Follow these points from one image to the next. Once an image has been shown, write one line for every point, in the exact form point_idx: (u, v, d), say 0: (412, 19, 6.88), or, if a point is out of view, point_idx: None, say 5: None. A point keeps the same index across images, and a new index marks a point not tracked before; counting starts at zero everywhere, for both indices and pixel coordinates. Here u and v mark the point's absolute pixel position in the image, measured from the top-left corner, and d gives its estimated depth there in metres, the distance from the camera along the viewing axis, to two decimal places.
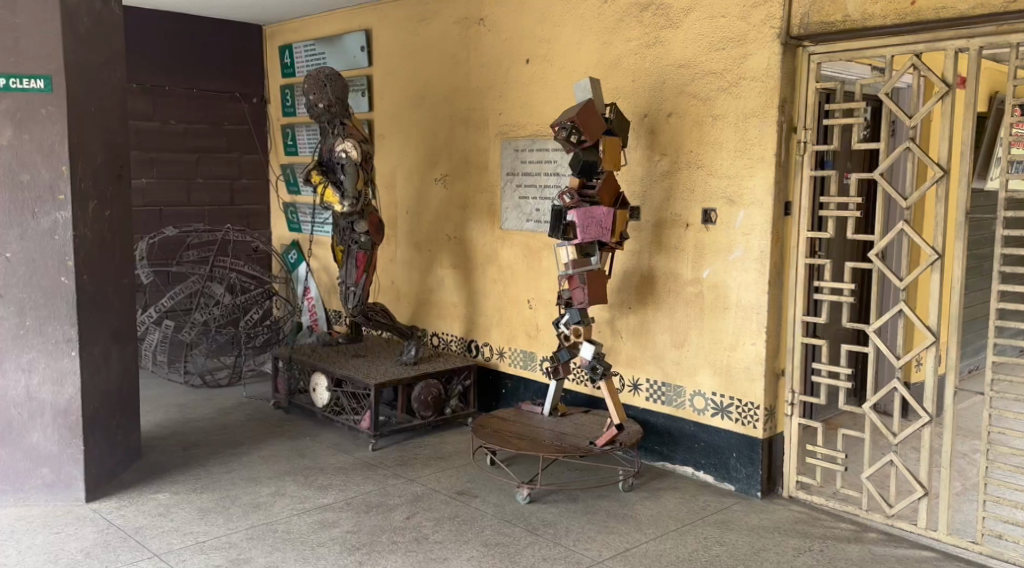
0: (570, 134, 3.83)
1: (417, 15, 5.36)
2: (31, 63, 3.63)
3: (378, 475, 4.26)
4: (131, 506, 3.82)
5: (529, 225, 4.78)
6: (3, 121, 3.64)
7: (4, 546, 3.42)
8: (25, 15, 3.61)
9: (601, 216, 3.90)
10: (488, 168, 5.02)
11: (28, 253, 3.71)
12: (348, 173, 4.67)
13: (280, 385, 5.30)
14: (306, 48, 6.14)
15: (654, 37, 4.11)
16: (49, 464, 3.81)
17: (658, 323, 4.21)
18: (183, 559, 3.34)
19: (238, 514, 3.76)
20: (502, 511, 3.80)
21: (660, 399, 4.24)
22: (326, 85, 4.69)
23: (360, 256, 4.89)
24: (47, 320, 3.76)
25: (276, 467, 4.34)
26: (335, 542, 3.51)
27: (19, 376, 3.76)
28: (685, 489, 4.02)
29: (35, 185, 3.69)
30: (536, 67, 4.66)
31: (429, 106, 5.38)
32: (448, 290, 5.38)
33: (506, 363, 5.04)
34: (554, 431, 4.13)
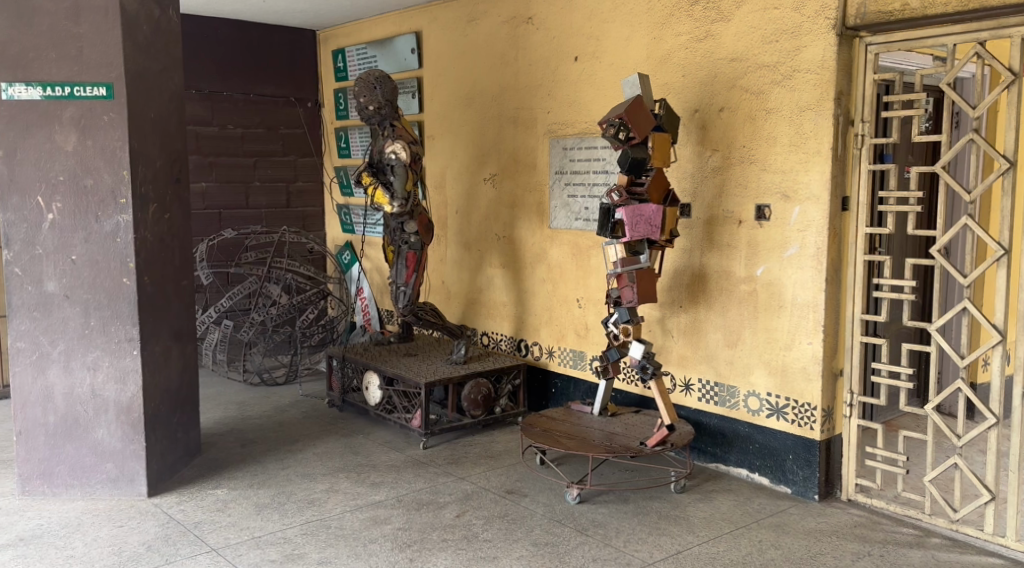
0: (617, 131, 3.80)
1: (466, 16, 5.37)
2: (94, 71, 3.72)
3: (429, 473, 4.27)
4: (190, 501, 3.90)
5: (578, 224, 4.75)
6: (68, 127, 3.75)
7: (71, 539, 3.51)
8: (88, 26, 3.70)
9: (650, 215, 3.86)
10: (537, 166, 5.00)
11: (92, 255, 3.81)
12: (398, 173, 4.70)
13: (333, 384, 5.35)
14: (359, 52, 6.21)
15: (706, 31, 4.04)
16: (112, 459, 3.90)
17: (710, 322, 4.14)
18: (240, 554, 3.39)
19: (293, 510, 3.81)
20: (553, 511, 3.77)
21: (712, 399, 4.16)
22: (376, 87, 4.72)
23: (411, 256, 4.92)
24: (111, 320, 3.85)
25: (328, 465, 4.38)
26: (387, 539, 3.52)
27: (84, 374, 3.86)
28: (740, 492, 3.94)
29: (99, 190, 3.78)
30: (585, 65, 4.63)
31: (478, 105, 5.38)
32: (497, 289, 5.38)
33: (556, 362, 5.01)
34: (604, 431, 4.08)
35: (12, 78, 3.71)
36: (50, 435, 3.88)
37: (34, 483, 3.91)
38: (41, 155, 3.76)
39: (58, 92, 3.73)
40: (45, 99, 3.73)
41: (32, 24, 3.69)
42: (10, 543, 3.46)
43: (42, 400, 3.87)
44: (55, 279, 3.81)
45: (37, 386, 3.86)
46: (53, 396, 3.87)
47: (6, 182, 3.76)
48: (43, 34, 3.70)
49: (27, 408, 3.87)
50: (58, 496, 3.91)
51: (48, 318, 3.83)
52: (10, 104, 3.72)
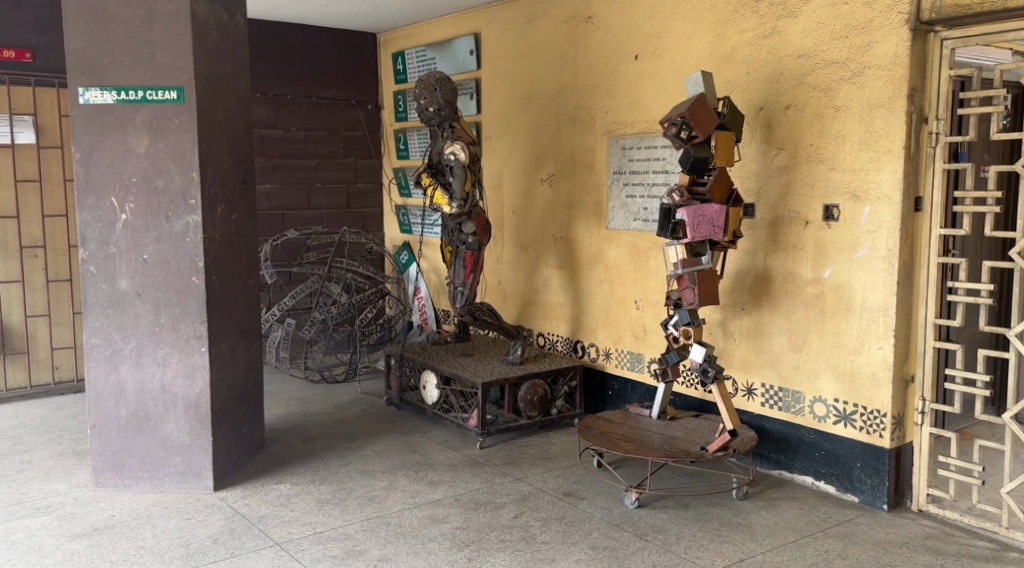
0: (679, 130, 3.73)
1: (525, 16, 5.35)
2: (165, 75, 3.81)
3: (486, 473, 4.27)
4: (254, 495, 3.96)
5: (637, 225, 4.69)
6: (141, 130, 3.85)
7: (141, 530, 3.60)
8: (160, 31, 3.79)
9: (712, 215, 3.80)
10: (595, 166, 4.96)
11: (163, 255, 3.90)
12: (457, 174, 4.71)
13: (392, 382, 5.39)
14: (418, 54, 6.25)
15: (772, 27, 3.95)
16: (181, 453, 3.99)
17: (775, 325, 4.04)
18: (302, 549, 3.43)
19: (353, 506, 3.84)
20: (611, 514, 3.73)
21: (776, 405, 4.06)
22: (436, 89, 4.75)
23: (468, 256, 4.94)
24: (180, 318, 3.93)
25: (387, 462, 4.41)
26: (445, 538, 3.53)
27: (154, 370, 3.95)
28: (804, 500, 3.84)
29: (169, 191, 3.87)
30: (646, 63, 4.57)
31: (537, 105, 5.36)
32: (554, 290, 5.36)
33: (613, 364, 4.96)
34: (663, 435, 4.03)
35: (89, 83, 3.83)
36: (121, 428, 3.99)
37: (107, 475, 4.02)
38: (115, 157, 3.86)
39: (131, 97, 3.83)
40: (119, 103, 3.83)
41: (107, 30, 3.80)
42: (85, 532, 3.56)
43: (114, 394, 3.97)
44: (128, 278, 3.91)
45: (110, 381, 3.97)
46: (125, 391, 3.97)
47: (83, 183, 3.88)
48: (117, 40, 3.80)
49: (101, 402, 3.98)
50: (129, 488, 4.02)
51: (120, 315, 3.94)
52: (87, 108, 3.84)
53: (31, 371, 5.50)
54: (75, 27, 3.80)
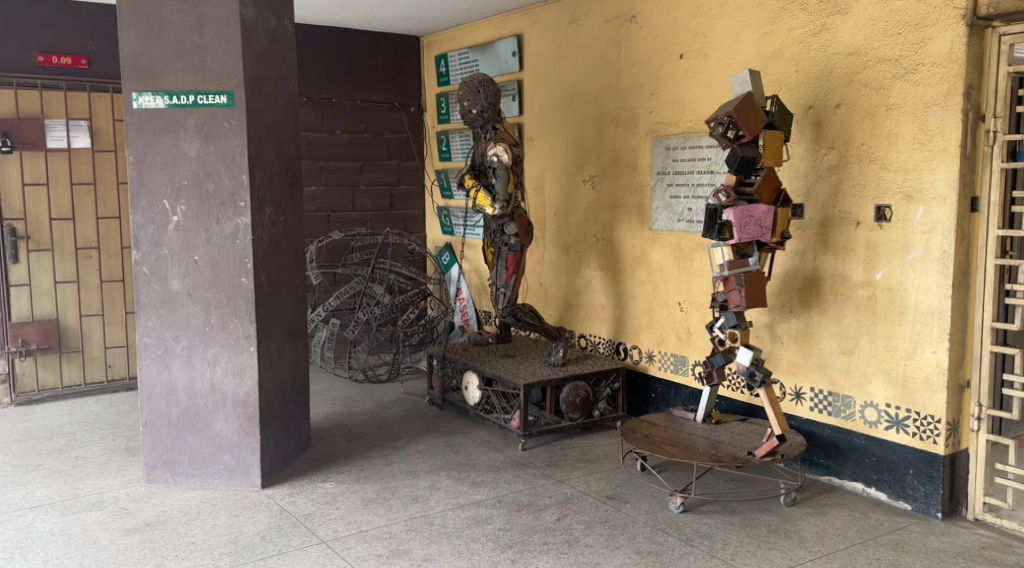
0: (726, 129, 3.68)
1: (568, 16, 5.33)
2: (215, 80, 3.86)
3: (529, 474, 4.25)
4: (300, 493, 4.00)
5: (681, 226, 4.64)
6: (192, 134, 3.91)
7: (191, 526, 3.65)
8: (210, 37, 3.85)
9: (760, 215, 3.72)
10: (639, 167, 4.91)
11: (213, 256, 3.96)
12: (500, 176, 4.71)
13: (434, 382, 5.40)
14: (461, 56, 6.27)
15: (821, 25, 3.88)
16: (229, 451, 4.05)
17: (824, 328, 3.97)
18: (348, 547, 3.45)
19: (397, 506, 3.86)
20: (655, 519, 3.70)
21: (825, 409, 3.99)
22: (479, 91, 4.74)
23: (511, 257, 4.93)
24: (230, 317, 3.99)
25: (430, 462, 4.42)
26: (489, 539, 3.53)
27: (204, 368, 4.02)
28: (855, 507, 3.76)
29: (220, 194, 3.93)
30: (691, 62, 4.52)
31: (580, 106, 5.33)
32: (596, 292, 5.32)
33: (656, 367, 4.91)
34: (709, 439, 3.97)
35: (142, 88, 3.90)
36: (172, 426, 4.06)
37: (159, 471, 4.09)
38: (167, 160, 3.93)
39: (182, 101, 3.89)
40: (171, 107, 3.90)
41: (160, 36, 3.87)
42: (137, 527, 3.63)
43: (166, 392, 4.04)
44: (179, 279, 3.98)
45: (161, 379, 4.04)
46: (176, 389, 4.04)
47: (137, 186, 3.95)
48: (170, 45, 3.87)
49: (153, 400, 4.05)
50: (180, 484, 4.09)
51: (172, 315, 4.01)
52: (140, 112, 3.91)
53: (85, 369, 5.62)
54: (129, 33, 3.88)
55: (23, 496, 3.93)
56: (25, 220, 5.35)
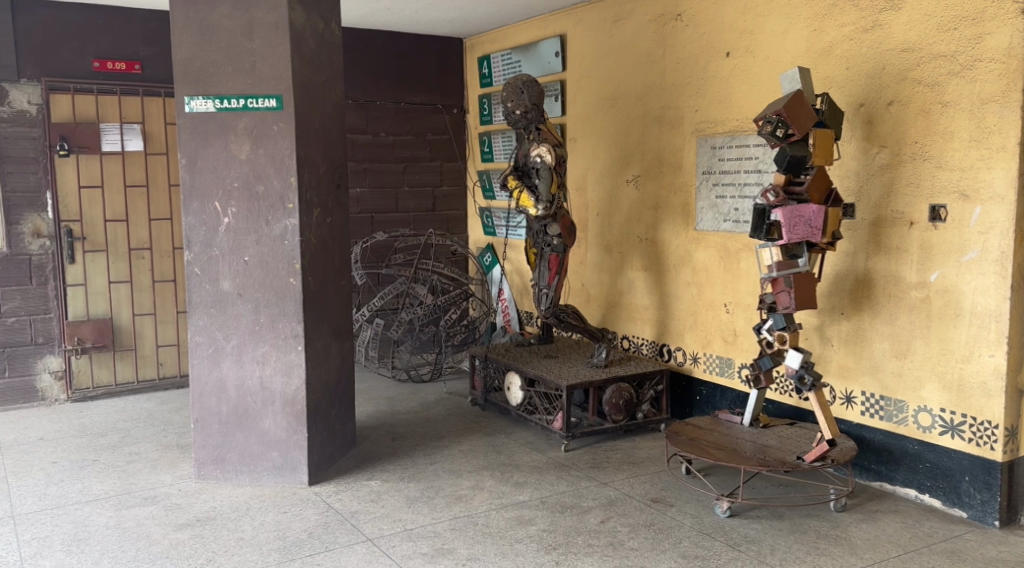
0: (775, 128, 3.63)
1: (612, 15, 5.29)
2: (265, 84, 3.92)
3: (572, 476, 4.23)
4: (346, 490, 4.04)
5: (727, 226, 4.58)
6: (243, 137, 3.97)
7: (241, 522, 3.70)
8: (260, 41, 3.90)
9: (810, 215, 3.66)
10: (684, 167, 4.86)
11: (263, 257, 4.01)
12: (543, 177, 4.70)
13: (477, 383, 5.40)
14: (504, 57, 6.26)
15: (873, 21, 3.80)
16: (278, 448, 4.10)
17: (876, 331, 3.88)
18: (393, 545, 3.47)
19: (441, 505, 3.87)
20: (701, 523, 3.65)
21: (877, 414, 3.90)
22: (523, 92, 4.74)
23: (554, 258, 4.92)
24: (278, 317, 4.04)
25: (473, 462, 4.42)
26: (533, 540, 3.52)
27: (254, 367, 4.07)
28: (908, 514, 3.67)
29: (269, 196, 3.98)
30: (738, 60, 4.46)
31: (623, 106, 5.29)
32: (639, 292, 5.28)
33: (701, 369, 4.85)
34: (756, 443, 3.91)
35: (194, 92, 3.97)
36: (223, 423, 4.12)
37: (209, 468, 4.16)
38: (218, 163, 4.00)
39: (233, 105, 3.95)
40: (222, 111, 3.96)
41: (211, 41, 3.93)
42: (189, 522, 3.69)
43: (217, 390, 4.11)
44: (230, 278, 4.04)
45: (212, 377, 4.10)
46: (226, 387, 4.10)
47: (189, 188, 4.02)
48: (221, 50, 3.93)
49: (204, 398, 4.12)
50: (230, 481, 4.15)
51: (222, 314, 4.07)
52: (192, 116, 3.99)
53: (138, 367, 5.73)
54: (182, 38, 3.95)
55: (79, 490, 4.03)
56: (81, 221, 5.48)
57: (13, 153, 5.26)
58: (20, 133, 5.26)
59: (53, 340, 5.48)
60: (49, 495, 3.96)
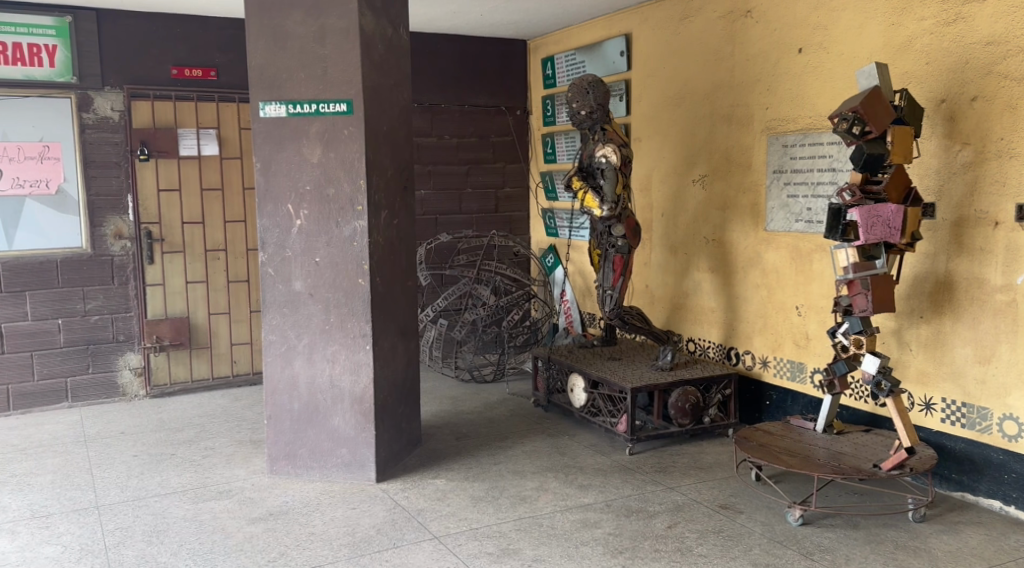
0: (851, 125, 3.51)
1: (679, 13, 5.22)
2: (336, 88, 3.98)
3: (638, 480, 4.18)
4: (413, 488, 4.07)
5: (799, 226, 4.47)
6: (314, 141, 4.03)
7: (312, 517, 3.76)
8: (332, 47, 3.96)
9: (889, 215, 3.56)
10: (753, 166, 4.76)
11: (333, 258, 4.07)
12: (608, 177, 4.67)
13: (540, 384, 5.38)
14: (569, 58, 6.24)
15: (956, 14, 3.66)
16: (347, 445, 4.15)
17: (957, 335, 3.74)
18: (459, 544, 3.49)
19: (506, 505, 3.87)
20: (773, 531, 3.57)
21: (958, 421, 3.75)
22: (588, 92, 4.72)
23: (618, 259, 4.86)
24: (347, 317, 4.09)
25: (537, 463, 4.41)
26: (599, 543, 3.49)
27: (324, 365, 4.14)
28: (992, 526, 3.53)
29: (339, 198, 4.03)
30: (812, 57, 4.35)
31: (689, 105, 5.22)
32: (706, 295, 5.19)
33: (771, 373, 4.74)
34: (829, 450, 3.81)
35: (269, 97, 4.06)
36: (294, 419, 4.20)
37: (281, 463, 4.24)
38: (291, 167, 4.07)
39: (305, 110, 4.02)
40: (295, 116, 4.04)
41: (284, 47, 4.01)
42: (261, 516, 3.77)
43: (289, 387, 4.18)
44: (302, 279, 4.11)
45: (284, 375, 4.18)
46: (297, 384, 4.17)
47: (264, 192, 4.11)
48: (294, 56, 4.01)
49: (277, 394, 4.20)
50: (301, 476, 4.22)
51: (294, 314, 4.14)
52: (266, 121, 4.07)
53: (213, 364, 5.88)
54: (257, 46, 4.04)
55: (159, 483, 4.15)
56: (160, 223, 5.65)
57: (98, 158, 5.45)
58: (103, 138, 5.45)
59: (133, 338, 5.66)
60: (130, 487, 4.09)
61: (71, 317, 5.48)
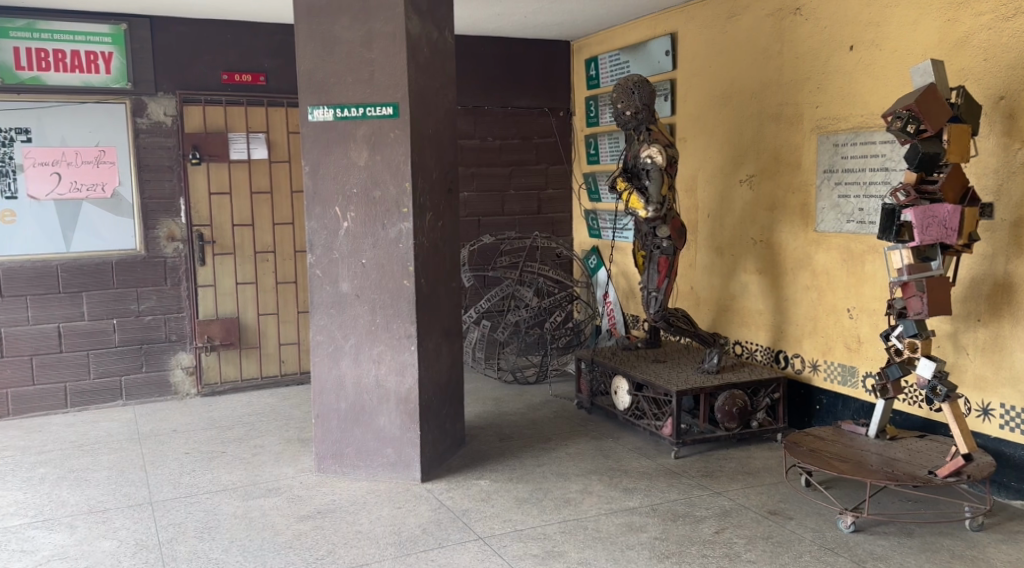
0: (907, 123, 3.47)
1: (726, 11, 5.16)
2: (383, 92, 4.01)
3: (684, 484, 4.14)
4: (457, 489, 4.08)
5: (850, 227, 4.38)
6: (361, 144, 4.07)
7: (358, 515, 3.79)
8: (379, 51, 3.99)
9: (945, 215, 3.46)
10: (802, 165, 4.69)
11: (379, 260, 4.10)
12: (654, 178, 4.63)
13: (583, 386, 5.35)
14: (613, 58, 6.21)
15: (1015, 8, 3.56)
16: (392, 445, 4.18)
17: (1016, 339, 3.63)
18: (504, 545, 3.48)
19: (551, 507, 3.85)
20: (823, 538, 3.50)
21: (1018, 428, 3.64)
22: (634, 92, 4.68)
23: (663, 260, 4.81)
24: (393, 318, 4.11)
25: (581, 466, 4.39)
26: (645, 547, 3.46)
27: (370, 365, 4.17)
28: None
29: (385, 201, 4.06)
30: (863, 54, 4.26)
31: (736, 104, 5.15)
32: (753, 296, 5.12)
33: (821, 377, 4.66)
34: (883, 456, 3.72)
35: (317, 102, 4.10)
36: (341, 419, 4.23)
37: (328, 462, 4.28)
38: (338, 170, 4.11)
39: (352, 114, 4.06)
40: (342, 120, 4.08)
41: (333, 52, 4.05)
42: (309, 514, 3.81)
43: (336, 387, 4.22)
44: (348, 280, 4.15)
45: (332, 375, 4.22)
46: (344, 384, 4.21)
47: (312, 195, 4.16)
48: (342, 61, 4.05)
49: (324, 394, 4.24)
50: (348, 475, 4.26)
51: (341, 315, 4.18)
52: (314, 125, 4.12)
53: (262, 363, 5.97)
54: (306, 51, 4.09)
55: (210, 480, 4.22)
56: (211, 226, 5.75)
57: (151, 162, 5.57)
58: (157, 143, 5.57)
59: (185, 337, 5.77)
60: (182, 484, 4.16)
61: (126, 317, 5.60)
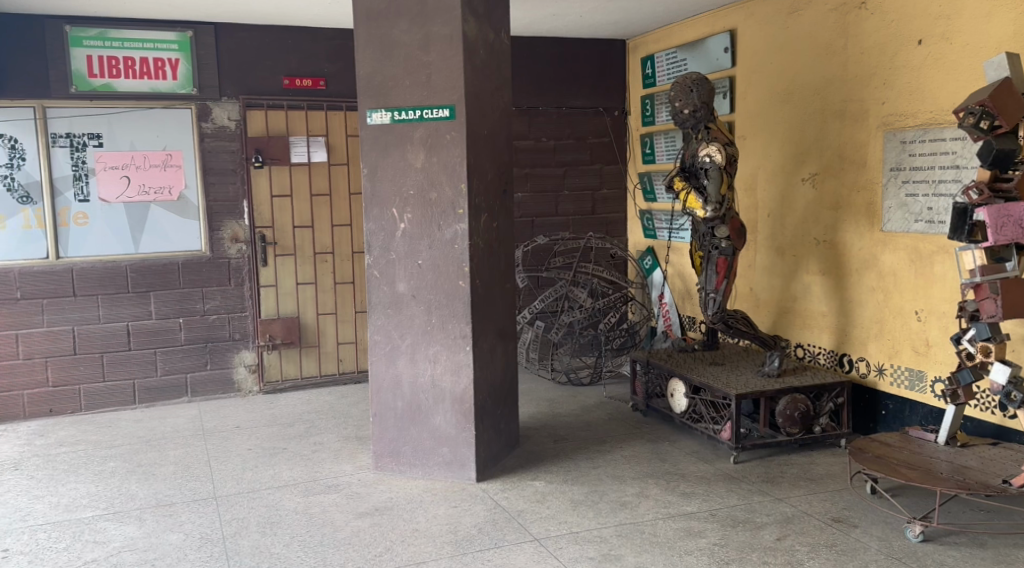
0: (979, 119, 3.36)
1: (788, 6, 5.06)
2: (439, 95, 4.02)
3: (743, 489, 4.06)
4: (512, 489, 4.07)
5: (918, 226, 4.26)
6: (417, 146, 4.09)
7: (415, 513, 3.81)
8: (436, 53, 4.01)
9: (1021, 215, 3.35)
10: (868, 163, 4.56)
11: (435, 261, 4.12)
12: (711, 177, 4.55)
13: (639, 388, 5.30)
14: (669, 56, 6.13)
15: None
16: (448, 444, 4.19)
17: None
18: (560, 547, 3.47)
19: (607, 510, 3.82)
20: (890, 547, 3.40)
21: None
22: (692, 90, 4.61)
23: (722, 261, 4.72)
24: (448, 318, 4.13)
25: (638, 468, 4.35)
26: (704, 552, 3.41)
27: (426, 365, 4.19)
28: None
29: (441, 202, 4.08)
30: (934, 48, 4.13)
31: (799, 101, 5.04)
32: (815, 298, 5.01)
33: (888, 381, 4.52)
34: (952, 463, 3.60)
35: (375, 105, 4.14)
36: (398, 418, 4.27)
37: (385, 460, 4.32)
38: (396, 172, 4.15)
39: (409, 116, 4.09)
40: (398, 123, 4.11)
41: (390, 56, 4.09)
42: (367, 511, 3.84)
43: (393, 386, 4.26)
44: (405, 281, 4.18)
45: (389, 374, 4.26)
46: (401, 384, 4.24)
47: (369, 196, 4.20)
48: (399, 64, 4.08)
49: (381, 393, 4.28)
50: (404, 474, 4.29)
51: (398, 315, 4.21)
52: (372, 128, 4.16)
53: (321, 362, 6.06)
54: (365, 55, 4.13)
55: (271, 476, 4.29)
56: (272, 227, 5.85)
57: (215, 165, 5.69)
58: (221, 147, 5.69)
59: (247, 336, 5.88)
60: (246, 480, 4.25)
61: (191, 316, 5.74)
